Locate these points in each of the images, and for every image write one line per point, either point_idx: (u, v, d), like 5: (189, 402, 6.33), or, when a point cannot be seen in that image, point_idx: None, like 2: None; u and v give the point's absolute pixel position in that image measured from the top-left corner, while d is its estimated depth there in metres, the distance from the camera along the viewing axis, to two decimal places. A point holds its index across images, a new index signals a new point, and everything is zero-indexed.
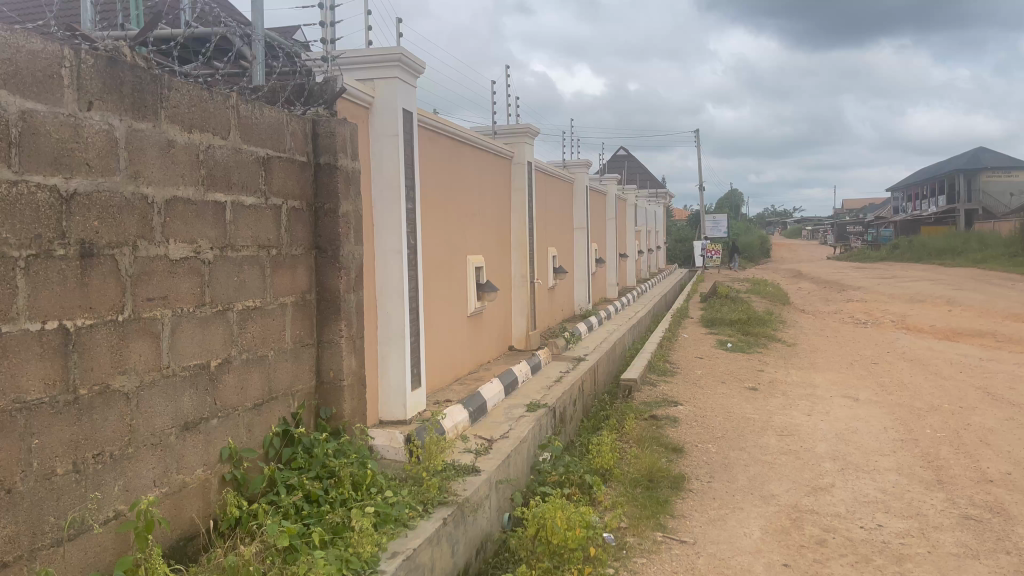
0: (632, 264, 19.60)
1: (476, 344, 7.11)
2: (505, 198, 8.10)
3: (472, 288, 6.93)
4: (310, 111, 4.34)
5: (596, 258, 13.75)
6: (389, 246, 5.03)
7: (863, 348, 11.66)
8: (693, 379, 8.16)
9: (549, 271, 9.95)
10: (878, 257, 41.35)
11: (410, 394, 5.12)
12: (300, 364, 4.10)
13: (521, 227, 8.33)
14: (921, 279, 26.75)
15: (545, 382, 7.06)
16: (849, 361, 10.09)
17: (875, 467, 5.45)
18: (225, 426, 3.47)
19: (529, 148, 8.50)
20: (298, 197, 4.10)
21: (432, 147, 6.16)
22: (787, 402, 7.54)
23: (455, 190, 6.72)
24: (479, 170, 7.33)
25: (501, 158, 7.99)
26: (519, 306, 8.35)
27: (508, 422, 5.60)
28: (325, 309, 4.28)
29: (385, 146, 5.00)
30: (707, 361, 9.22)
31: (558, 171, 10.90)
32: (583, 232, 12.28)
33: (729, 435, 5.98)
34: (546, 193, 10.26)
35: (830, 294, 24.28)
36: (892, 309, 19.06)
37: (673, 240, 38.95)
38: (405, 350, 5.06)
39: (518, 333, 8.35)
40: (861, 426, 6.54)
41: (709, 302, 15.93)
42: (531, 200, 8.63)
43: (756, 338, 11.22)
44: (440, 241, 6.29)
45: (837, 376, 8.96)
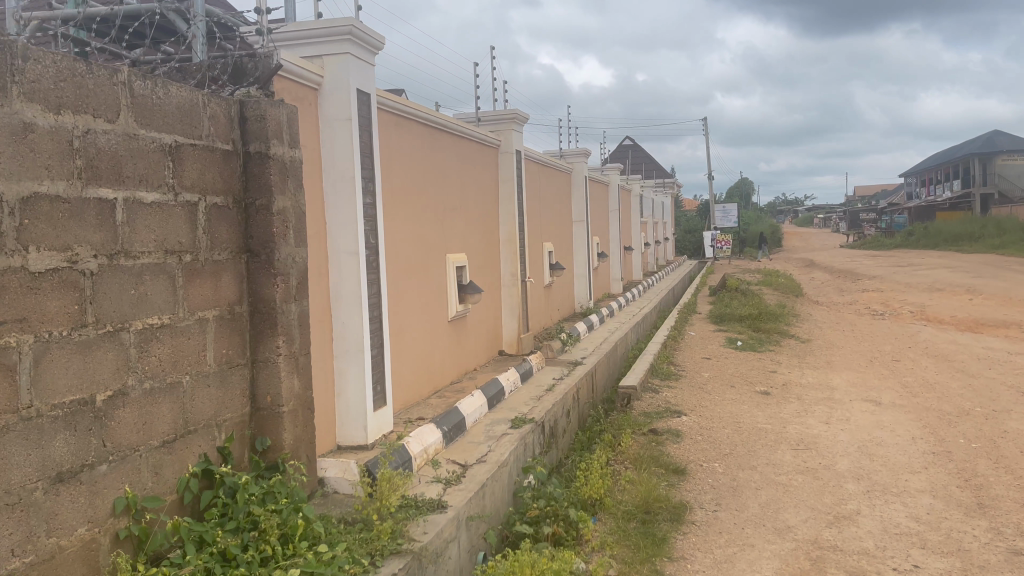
0: (638, 256, 18.93)
1: (458, 351, 6.48)
2: (491, 190, 7.45)
3: (452, 289, 6.30)
4: (239, 92, 3.71)
5: (599, 252, 13.09)
6: (344, 247, 4.40)
7: (883, 343, 10.94)
8: (699, 384, 7.50)
9: (544, 267, 9.31)
10: (893, 244, 40.41)
11: (372, 415, 4.50)
12: (226, 389, 3.48)
13: (510, 221, 7.69)
14: (939, 267, 25.89)
15: (535, 391, 6.43)
16: (869, 360, 9.38)
17: (905, 488, 4.78)
18: (120, 472, 2.86)
19: (517, 135, 7.85)
20: (221, 192, 3.47)
21: (401, 135, 5.51)
22: (803, 409, 6.86)
23: (431, 182, 6.07)
24: (460, 160, 6.68)
25: (486, 146, 7.34)
26: (510, 308, 7.72)
27: (487, 443, 4.98)
28: (260, 322, 3.66)
29: (337, 132, 4.38)
30: (715, 362, 8.55)
31: (553, 161, 10.23)
32: (582, 225, 11.61)
33: (738, 452, 5.33)
34: (540, 184, 9.61)
35: (845, 284, 23.47)
36: (910, 300, 18.30)
37: (682, 231, 38.19)
38: (365, 366, 4.44)
39: (509, 337, 7.72)
40: (886, 437, 5.87)
41: (717, 295, 15.23)
42: (521, 191, 7.98)
43: (769, 335, 10.55)
44: (413, 240, 5.66)
45: (857, 377, 8.27)
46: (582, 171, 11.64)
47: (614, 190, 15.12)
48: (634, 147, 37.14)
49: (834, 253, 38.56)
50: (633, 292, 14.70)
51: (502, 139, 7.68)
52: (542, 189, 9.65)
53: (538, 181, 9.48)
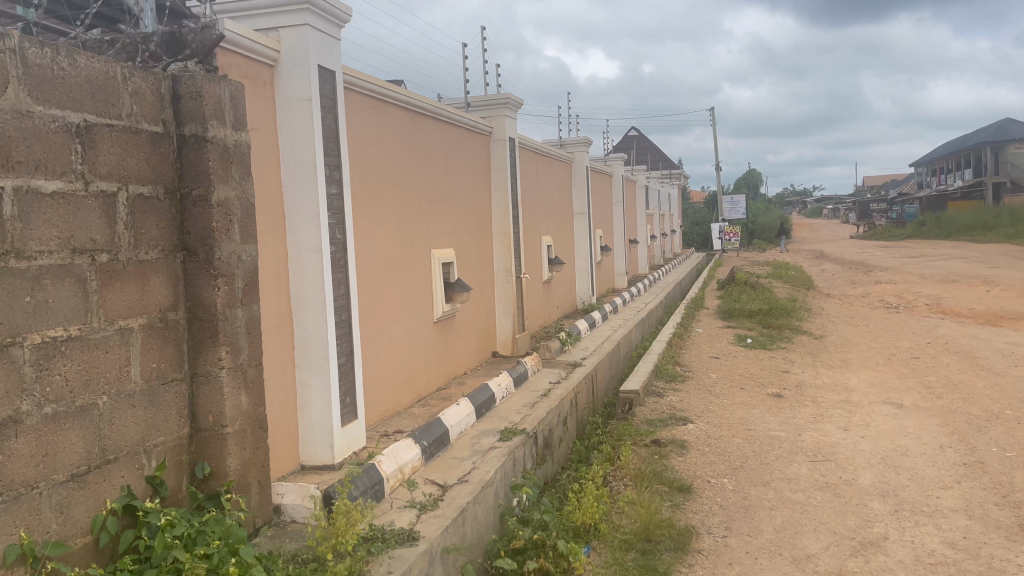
0: (644, 249, 18.39)
1: (446, 354, 6.00)
2: (481, 181, 6.96)
3: (438, 288, 5.82)
4: (173, 67, 3.22)
5: (602, 245, 12.59)
6: (305, 243, 3.93)
7: (900, 339, 10.39)
8: (707, 386, 6.99)
9: (542, 263, 8.82)
10: (905, 235, 39.70)
11: (340, 431, 4.03)
12: (158, 410, 3.01)
13: (504, 213, 7.20)
14: (953, 257, 25.25)
15: (529, 397, 5.95)
16: (888, 357, 8.85)
17: (936, 507, 4.28)
18: (12, 514, 2.40)
19: (510, 121, 7.36)
20: (149, 182, 3.00)
21: (378, 120, 5.02)
22: (819, 413, 6.35)
23: (415, 171, 5.58)
24: (447, 149, 6.20)
25: (476, 134, 6.85)
26: (504, 306, 7.24)
27: (472, 459, 4.50)
28: (199, 331, 3.19)
29: (296, 114, 3.90)
30: (724, 361, 8.04)
31: (552, 151, 9.72)
32: (584, 217, 11.10)
33: (750, 464, 4.83)
34: (538, 174, 9.11)
35: (857, 276, 22.87)
36: (925, 292, 17.70)
37: (689, 223, 37.54)
38: (331, 376, 3.96)
39: (503, 337, 7.24)
40: (912, 447, 5.36)
41: (726, 289, 14.69)
42: (515, 182, 7.48)
43: (780, 331, 10.03)
44: (392, 235, 5.18)
45: (875, 376, 7.74)
46: (584, 161, 11.13)
47: (618, 182, 14.59)
48: (640, 138, 36.50)
49: (845, 244, 37.88)
50: (638, 286, 14.19)
51: (494, 127, 7.18)
52: (540, 180, 9.15)
53: (535, 171, 8.98)
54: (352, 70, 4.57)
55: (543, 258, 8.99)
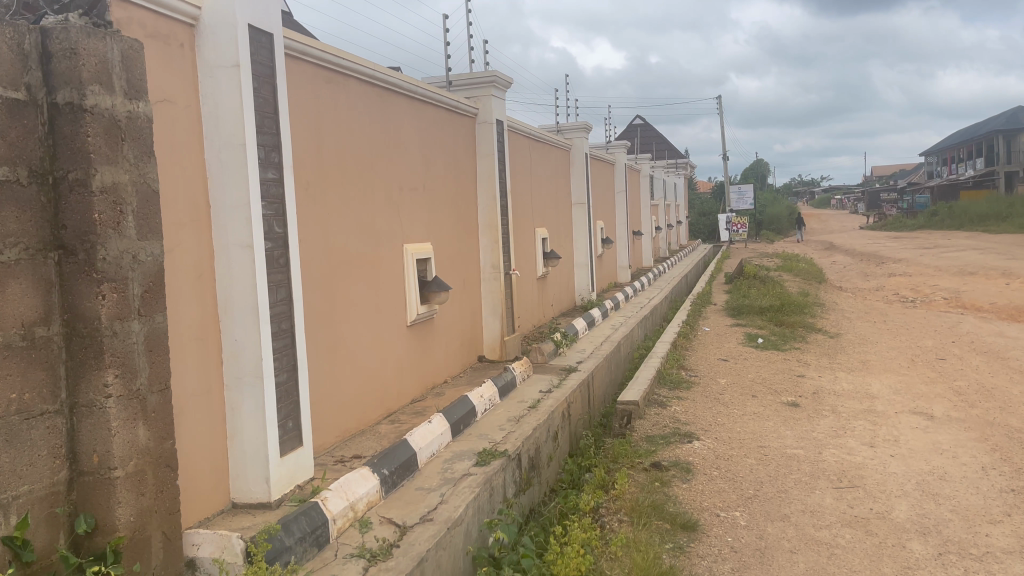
0: (649, 242, 17.68)
1: (423, 361, 5.36)
2: (465, 169, 6.30)
3: (412, 288, 5.16)
4: (47, 18, 2.55)
5: (603, 238, 11.92)
6: (234, 239, 3.27)
7: (922, 337, 9.69)
8: (715, 394, 6.33)
9: (534, 258, 8.15)
10: (916, 226, 38.83)
11: (278, 462, 3.38)
12: (18, 452, 2.38)
13: (491, 203, 6.53)
14: (969, 249, 24.45)
15: (515, 410, 5.29)
16: (911, 359, 8.16)
17: (988, 548, 3.61)
18: None
19: (498, 101, 6.68)
20: (4, 163, 2.35)
21: (338, 96, 4.36)
22: (840, 426, 5.68)
23: (385, 156, 4.92)
24: (425, 132, 5.54)
25: (459, 115, 6.18)
26: (491, 306, 6.58)
27: (440, 490, 3.84)
28: (79, 351, 2.54)
29: (222, 85, 3.23)
30: (734, 365, 7.37)
31: (547, 137, 9.04)
32: (583, 208, 10.43)
33: (766, 493, 4.17)
34: (532, 162, 8.43)
35: (869, 269, 22.12)
36: (941, 285, 16.94)
37: (695, 214, 36.76)
38: (266, 398, 3.31)
39: (490, 340, 6.59)
40: (950, 469, 4.69)
41: (734, 283, 14.00)
42: (504, 168, 6.81)
43: (793, 330, 9.34)
44: (355, 228, 4.53)
45: (900, 381, 7.06)
46: (583, 149, 10.44)
47: (620, 171, 13.89)
48: (646, 127, 35.72)
49: (855, 235, 37.06)
50: (642, 281, 13.51)
51: (479, 108, 6.51)
52: (534, 168, 8.48)
53: (529, 159, 8.31)
54: (300, 36, 3.90)
55: (537, 252, 8.33)
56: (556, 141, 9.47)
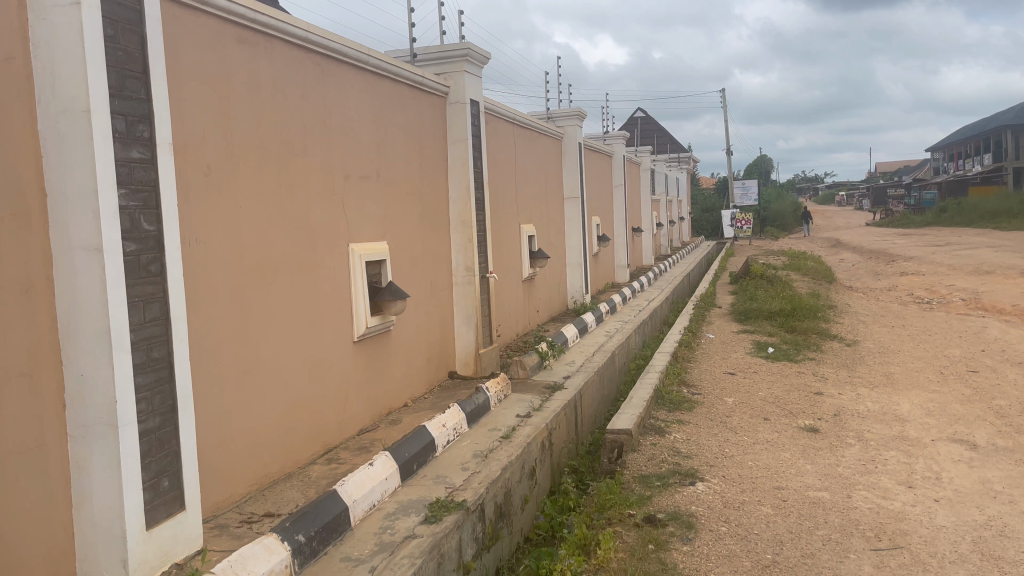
0: (649, 238, 16.79)
1: (375, 382, 4.51)
2: (433, 156, 5.44)
3: (361, 296, 4.31)
4: None
5: (599, 235, 11.08)
6: (78, 240, 2.41)
7: (947, 345, 8.82)
8: (720, 417, 5.48)
9: (517, 258, 7.30)
10: (924, 222, 37.91)
11: (143, 538, 2.53)
12: None
13: (464, 196, 5.66)
14: (982, 246, 23.56)
15: (484, 442, 4.44)
16: (940, 372, 7.29)
17: None
18: None
19: (473, 78, 5.80)
20: None
21: (254, 59, 3.49)
22: (870, 459, 4.82)
23: (325, 136, 4.06)
24: (379, 111, 4.68)
25: (424, 93, 5.31)
26: (464, 314, 5.73)
27: (372, 562, 2.99)
28: None
29: (58, 30, 2.37)
30: (742, 380, 6.51)
31: (536, 124, 8.18)
32: (576, 203, 9.57)
33: (789, 559, 3.32)
34: (516, 150, 7.55)
35: (879, 267, 21.24)
36: (958, 286, 16.05)
37: (698, 210, 35.79)
38: (123, 455, 2.45)
39: (463, 352, 5.74)
40: (1012, 523, 3.84)
41: (739, 284, 13.14)
42: (481, 155, 5.93)
43: (807, 337, 8.48)
44: (282, 225, 3.67)
45: (931, 400, 6.20)
46: (577, 138, 9.58)
47: (619, 163, 13.02)
48: (648, 119, 34.84)
49: (862, 231, 36.16)
50: (641, 280, 12.67)
51: (450, 86, 5.63)
52: (519, 158, 7.62)
53: (513, 146, 7.44)
54: None
55: (522, 251, 7.48)
56: (546, 130, 8.60)
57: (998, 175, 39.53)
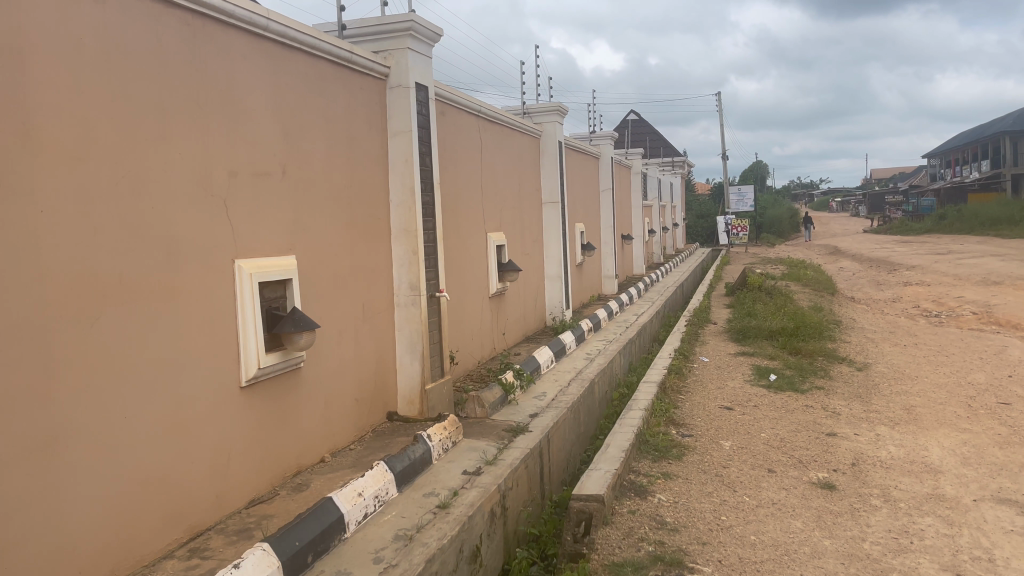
0: (641, 246, 15.84)
1: (274, 436, 3.53)
2: (366, 150, 4.46)
3: (251, 328, 3.33)
4: None
5: (584, 243, 10.10)
6: None
7: (970, 369, 7.84)
8: (716, 470, 4.51)
9: (481, 271, 6.32)
10: (924, 229, 37.04)
11: None
12: None
13: (407, 198, 4.68)
14: (987, 254, 22.68)
15: (413, 515, 3.46)
16: (967, 405, 6.31)
17: None
18: None
19: (420, 57, 4.83)
20: None
21: (69, 4, 2.51)
22: (902, 530, 3.84)
23: (195, 120, 3.08)
24: (285, 92, 3.69)
25: (353, 72, 4.33)
26: (407, 341, 4.74)
27: None
28: None
29: None
30: (741, 418, 5.53)
31: (508, 118, 7.19)
32: (556, 207, 8.59)
33: None
34: (483, 146, 6.57)
35: (882, 276, 20.27)
36: (966, 297, 15.11)
37: (693, 216, 34.85)
38: None
39: (406, 389, 4.75)
40: None
41: (736, 296, 12.18)
42: (432, 149, 4.96)
43: (813, 361, 7.51)
44: (120, 237, 2.70)
45: (965, 444, 5.21)
46: (558, 136, 8.61)
47: (606, 166, 12.06)
48: (641, 123, 33.95)
49: (860, 239, 35.28)
50: (630, 292, 11.70)
51: (391, 66, 4.66)
52: (486, 155, 6.64)
53: (479, 142, 6.46)
54: None
55: (489, 263, 6.51)
56: (520, 125, 7.61)
57: (997, 181, 38.72)
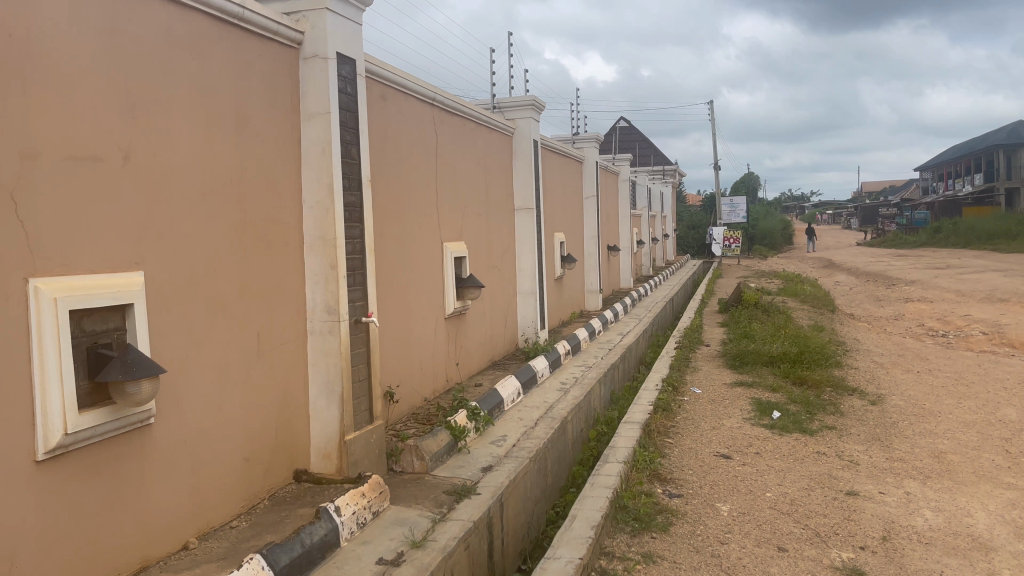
0: (629, 258, 14.90)
1: (98, 525, 2.52)
2: (268, 136, 3.48)
3: (52, 378, 2.34)
4: None
5: (564, 255, 9.14)
6: None
7: (998, 402, 6.89)
8: (711, 549, 3.52)
9: (433, 289, 5.34)
10: (919, 243, 36.29)
11: None
12: None
13: (323, 199, 3.68)
14: (988, 270, 21.82)
15: None
16: (1005, 451, 5.35)
17: None
18: None
19: (345, 22, 3.84)
20: None
21: None
22: None
23: None
24: (130, 50, 2.70)
25: (248, 34, 3.35)
26: (322, 381, 3.75)
27: None
28: None
29: None
30: (741, 471, 4.55)
31: (472, 110, 6.21)
32: (531, 214, 7.61)
33: None
34: (440, 141, 5.58)
35: (880, 291, 19.39)
36: (973, 316, 14.19)
37: (684, 227, 34.01)
38: None
39: (321, 441, 3.76)
40: None
41: (731, 314, 11.23)
42: (361, 139, 3.96)
43: (821, 394, 6.53)
44: None
45: (1015, 508, 4.23)
46: (534, 134, 7.65)
47: (589, 171, 11.12)
48: (631, 130, 33.11)
49: (855, 251, 34.45)
50: (616, 308, 10.75)
51: (305, 31, 3.67)
52: (444, 152, 5.65)
53: (435, 136, 5.48)
54: None
55: (445, 278, 5.54)
56: (488, 120, 6.64)
57: (990, 194, 38.05)
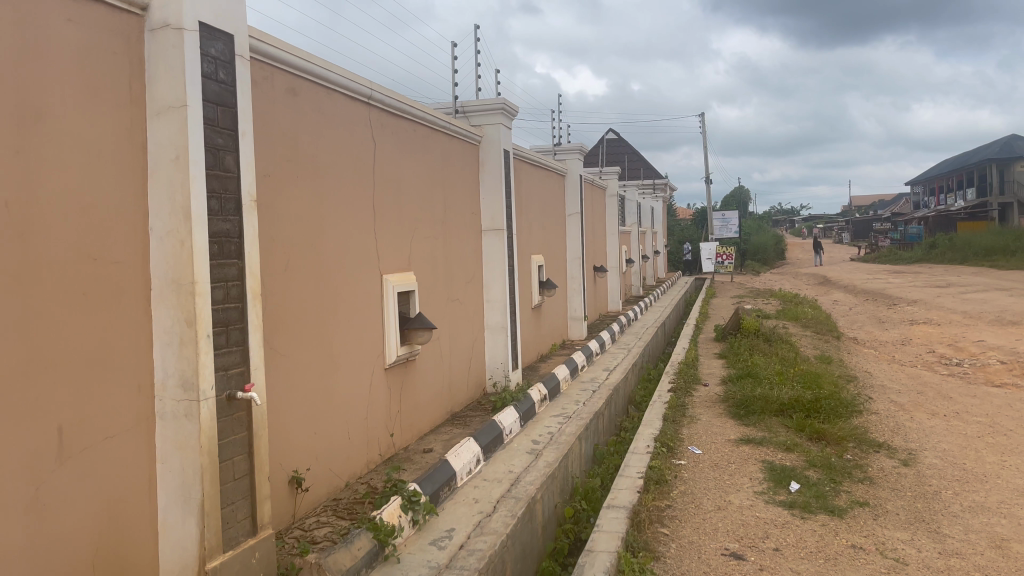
0: (617, 278, 13.81)
1: None
2: (85, 137, 2.40)
3: None
4: None
5: (542, 281, 8.06)
6: None
7: None
8: None
9: (365, 336, 4.23)
10: (914, 258, 35.39)
11: None
12: None
13: (174, 228, 2.58)
14: (993, 288, 20.79)
15: None
16: None
17: None
18: None
19: None
20: None
21: None
22: None
23: None
24: None
25: None
26: (175, 485, 2.64)
27: None
28: None
29: None
30: None
31: (426, 112, 5.14)
32: (501, 236, 6.52)
33: None
34: (379, 149, 4.49)
35: (883, 312, 18.35)
36: (987, 341, 13.12)
37: (675, 243, 32.95)
38: None
39: (173, 568, 2.65)
40: None
41: (729, 343, 10.17)
42: (240, 143, 2.87)
43: (845, 455, 5.46)
44: None
45: None
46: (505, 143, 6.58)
47: (573, 185, 10.08)
48: (620, 141, 32.13)
49: (849, 266, 33.48)
50: (603, 337, 9.67)
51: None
52: (385, 163, 4.56)
53: (372, 143, 4.39)
54: None
55: (383, 320, 4.44)
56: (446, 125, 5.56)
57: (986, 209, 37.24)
